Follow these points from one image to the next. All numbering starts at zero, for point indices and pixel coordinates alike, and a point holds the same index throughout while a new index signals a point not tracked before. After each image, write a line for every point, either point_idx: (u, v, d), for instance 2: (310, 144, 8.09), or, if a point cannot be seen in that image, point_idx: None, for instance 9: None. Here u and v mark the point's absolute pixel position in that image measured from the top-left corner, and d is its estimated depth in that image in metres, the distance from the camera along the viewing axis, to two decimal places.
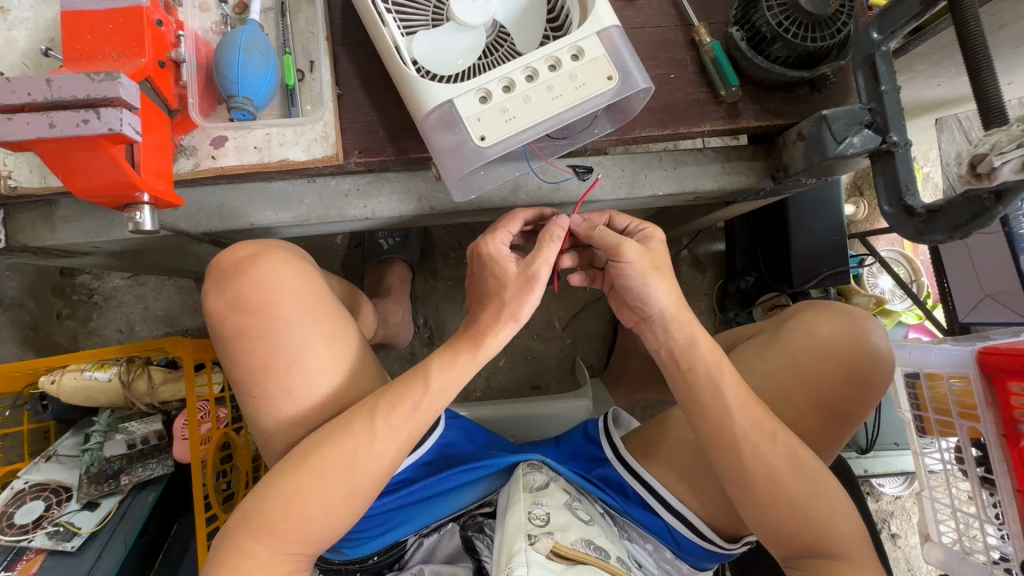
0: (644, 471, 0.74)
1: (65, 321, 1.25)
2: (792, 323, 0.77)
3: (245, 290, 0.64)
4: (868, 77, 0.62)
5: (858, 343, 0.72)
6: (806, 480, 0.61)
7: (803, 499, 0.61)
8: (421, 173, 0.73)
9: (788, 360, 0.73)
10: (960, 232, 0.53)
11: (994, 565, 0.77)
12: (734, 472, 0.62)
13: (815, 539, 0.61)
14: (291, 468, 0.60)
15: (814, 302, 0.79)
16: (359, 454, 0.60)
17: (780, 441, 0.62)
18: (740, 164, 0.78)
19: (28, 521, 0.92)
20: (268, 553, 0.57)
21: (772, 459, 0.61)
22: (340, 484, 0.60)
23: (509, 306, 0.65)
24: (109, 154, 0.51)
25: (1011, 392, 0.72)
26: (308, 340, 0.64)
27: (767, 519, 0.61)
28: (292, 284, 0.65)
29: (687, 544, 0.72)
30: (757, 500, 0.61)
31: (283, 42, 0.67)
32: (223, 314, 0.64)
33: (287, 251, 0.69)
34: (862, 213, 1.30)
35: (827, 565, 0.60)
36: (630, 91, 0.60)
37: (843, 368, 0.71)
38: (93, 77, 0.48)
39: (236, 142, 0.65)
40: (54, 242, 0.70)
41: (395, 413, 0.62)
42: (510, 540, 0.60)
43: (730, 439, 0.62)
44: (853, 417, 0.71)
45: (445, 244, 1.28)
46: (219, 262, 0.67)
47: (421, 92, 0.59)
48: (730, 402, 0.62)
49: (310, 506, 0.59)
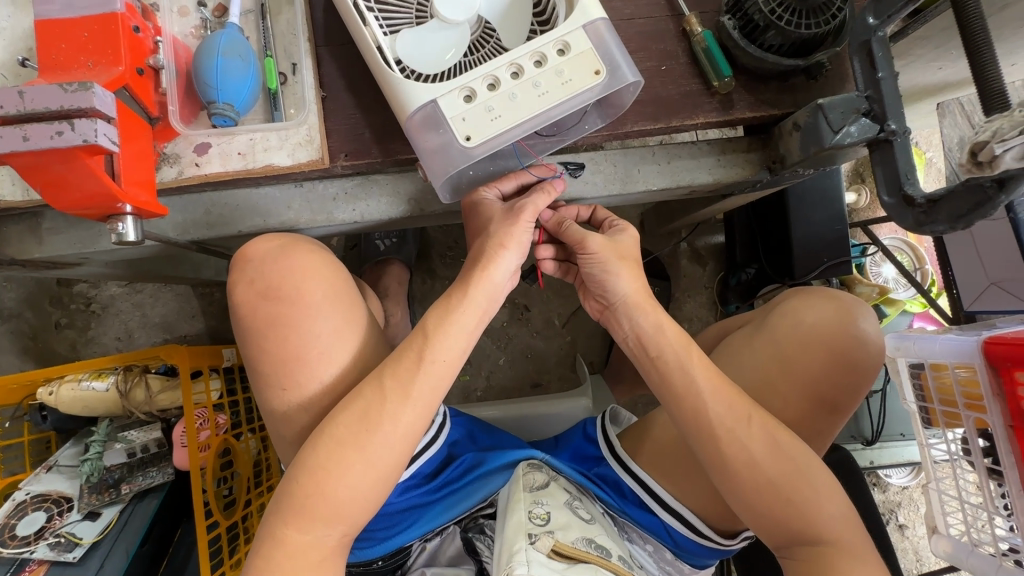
0: (634, 464, 0.74)
1: (64, 331, 1.25)
2: (778, 311, 0.75)
3: (276, 277, 0.63)
4: (864, 63, 0.60)
5: (846, 329, 0.70)
6: (786, 463, 0.59)
7: (787, 484, 0.59)
8: (410, 174, 0.72)
9: (774, 349, 0.72)
10: (963, 222, 0.51)
11: (1003, 557, 0.76)
12: (716, 458, 0.60)
13: (801, 526, 0.58)
14: (312, 442, 0.57)
15: (802, 289, 0.77)
16: (378, 417, 0.57)
17: (756, 424, 0.60)
18: (736, 156, 0.75)
19: (30, 532, 0.92)
20: (302, 536, 0.55)
21: (749, 443, 0.59)
22: (366, 456, 0.57)
23: (500, 236, 0.63)
24: (86, 166, 0.49)
25: (1017, 382, 0.71)
26: (339, 330, 0.64)
27: (752, 507, 0.59)
28: (325, 275, 0.65)
29: (684, 542, 0.72)
30: (739, 485, 0.59)
31: (264, 45, 0.66)
32: (253, 303, 0.63)
33: (313, 244, 0.68)
34: (863, 201, 1.28)
35: (819, 552, 0.58)
36: (618, 85, 0.58)
37: (830, 354, 0.69)
38: (66, 87, 0.47)
39: (220, 149, 0.64)
40: (41, 254, 0.69)
41: (401, 369, 0.59)
42: (510, 540, 0.58)
43: (707, 424, 0.60)
44: (843, 404, 0.70)
45: (442, 243, 1.27)
46: (246, 253, 0.65)
47: (405, 93, 0.58)
48: (701, 388, 0.61)
49: (334, 480, 0.56)
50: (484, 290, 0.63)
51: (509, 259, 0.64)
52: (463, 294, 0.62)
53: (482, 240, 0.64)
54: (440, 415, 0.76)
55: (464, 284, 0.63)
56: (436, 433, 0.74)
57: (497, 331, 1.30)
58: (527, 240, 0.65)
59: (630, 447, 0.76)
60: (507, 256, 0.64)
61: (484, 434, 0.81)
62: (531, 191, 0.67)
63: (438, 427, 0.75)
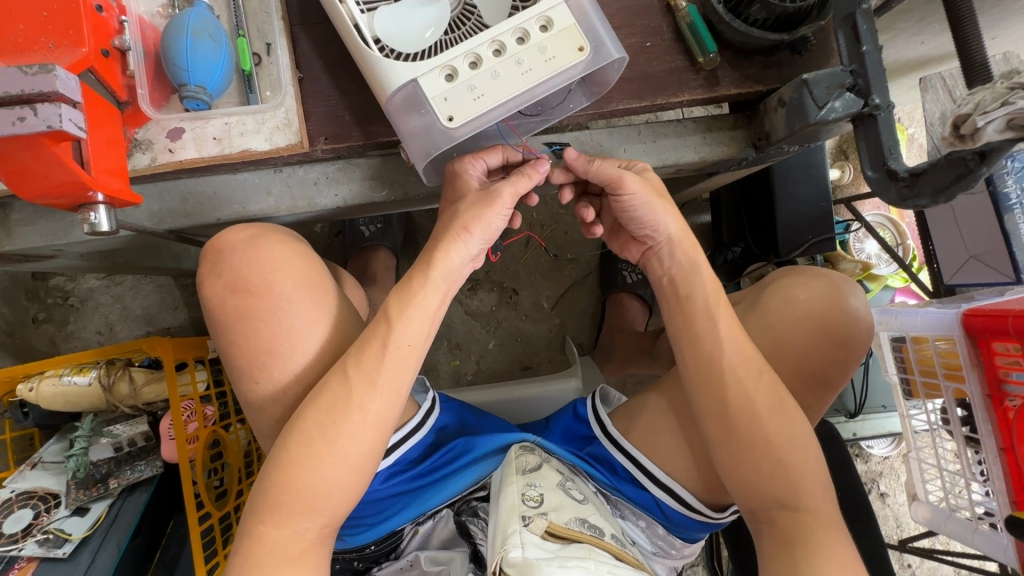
0: (626, 441, 0.74)
1: (42, 326, 1.22)
2: (771, 288, 0.75)
3: (245, 269, 0.62)
4: (849, 37, 0.59)
5: (838, 307, 0.71)
6: (785, 424, 0.62)
7: (783, 445, 0.61)
8: (393, 157, 0.70)
9: (768, 326, 0.72)
10: (944, 196, 0.52)
11: (980, 521, 0.83)
12: (714, 411, 0.63)
13: (787, 488, 0.61)
14: (281, 439, 0.57)
15: (792, 268, 0.77)
16: (345, 407, 0.56)
17: (766, 378, 0.63)
18: (722, 135, 0.75)
19: (17, 530, 0.91)
20: (278, 532, 0.55)
21: (743, 405, 0.62)
22: (334, 448, 0.56)
23: (464, 220, 0.60)
24: (53, 153, 0.48)
25: (995, 352, 0.76)
26: (313, 320, 0.63)
27: (742, 468, 0.62)
28: (295, 265, 0.64)
29: (676, 516, 0.72)
30: (736, 436, 0.62)
31: (236, 24, 0.63)
32: (223, 297, 0.62)
33: (286, 234, 0.67)
34: (847, 177, 1.29)
35: (797, 518, 0.60)
36: (603, 62, 0.57)
37: (820, 332, 0.70)
38: (26, 70, 0.45)
39: (194, 133, 0.62)
40: (11, 247, 0.67)
41: (365, 361, 0.57)
42: (504, 522, 0.58)
43: (720, 372, 0.63)
44: (835, 380, 0.71)
45: (428, 228, 1.26)
46: (213, 244, 0.64)
47: (384, 72, 0.56)
48: (720, 339, 0.64)
49: (306, 478, 0.56)
50: (442, 272, 0.60)
51: (472, 243, 0.61)
52: (424, 278, 0.59)
53: (449, 218, 0.61)
54: (429, 399, 0.76)
55: (424, 268, 0.60)
56: (423, 417, 0.74)
57: (485, 315, 1.30)
58: (496, 227, 0.61)
59: (624, 426, 0.76)
60: (470, 241, 0.60)
61: (474, 415, 0.81)
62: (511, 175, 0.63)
63: (426, 412, 0.75)
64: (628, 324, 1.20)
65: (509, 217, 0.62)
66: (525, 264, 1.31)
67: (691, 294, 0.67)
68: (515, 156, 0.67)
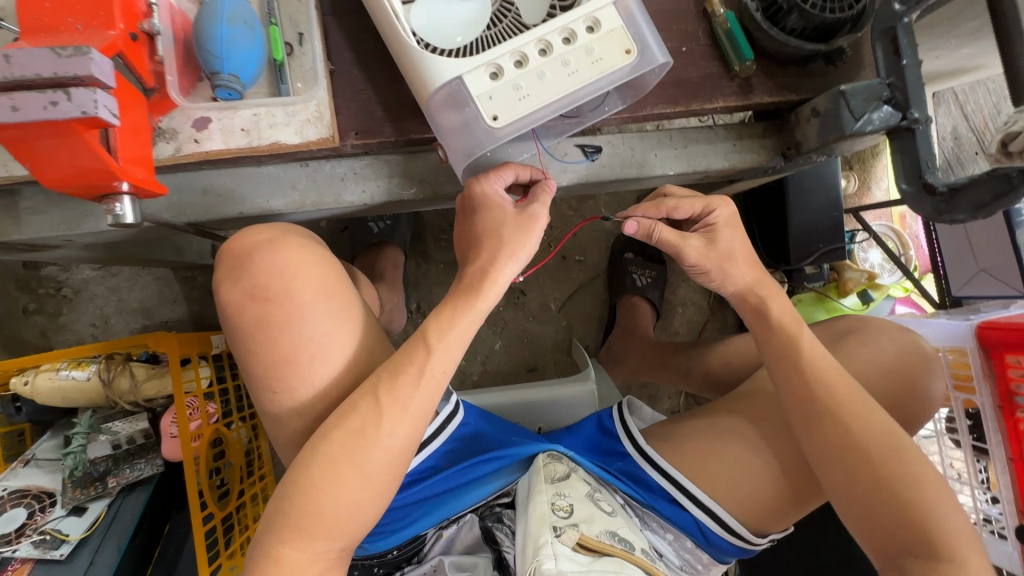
0: (660, 458, 0.74)
1: (33, 317, 1.17)
2: (846, 339, 0.77)
3: (264, 276, 0.59)
4: (887, 50, 0.60)
5: (917, 361, 0.73)
6: (903, 462, 0.59)
7: (906, 486, 0.58)
8: (422, 155, 0.69)
9: (845, 371, 0.73)
10: (984, 212, 0.53)
11: (982, 526, 0.85)
12: (830, 449, 0.61)
13: (920, 532, 0.57)
14: (304, 462, 0.54)
15: (862, 320, 0.79)
16: (374, 432, 0.55)
17: (880, 420, 0.61)
18: (751, 142, 0.75)
19: (10, 530, 0.87)
20: (300, 554, 0.53)
21: (867, 442, 0.60)
22: (360, 472, 0.54)
23: (510, 244, 0.58)
24: (84, 140, 0.45)
25: (1008, 364, 0.77)
26: (332, 331, 0.60)
27: (860, 504, 0.60)
28: (315, 271, 0.61)
29: (714, 537, 0.72)
30: (850, 472, 0.60)
31: (268, 12, 0.61)
32: (241, 305, 0.60)
33: (305, 236, 0.64)
34: (853, 187, 1.31)
35: (935, 565, 0.56)
36: (648, 67, 0.56)
37: (895, 383, 0.71)
38: (59, 51, 0.42)
39: (221, 124, 0.60)
40: (20, 236, 0.64)
41: (399, 385, 0.55)
42: (535, 533, 0.57)
43: (825, 409, 0.62)
44: (907, 428, 0.72)
45: (436, 226, 1.24)
46: (230, 249, 0.62)
47: (426, 69, 0.54)
48: (818, 372, 0.63)
49: (328, 499, 0.54)
50: (488, 297, 0.58)
51: (516, 268, 0.59)
52: (467, 305, 0.58)
53: (491, 241, 0.58)
54: (451, 405, 0.74)
55: (467, 293, 0.58)
56: (445, 421, 0.72)
57: (492, 316, 1.28)
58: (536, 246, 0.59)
59: (658, 445, 0.76)
60: (516, 265, 0.59)
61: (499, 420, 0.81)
62: (529, 191, 0.61)
63: (447, 416, 0.73)
64: (638, 328, 1.19)
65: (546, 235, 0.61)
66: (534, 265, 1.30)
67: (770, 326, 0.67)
68: (526, 175, 0.64)
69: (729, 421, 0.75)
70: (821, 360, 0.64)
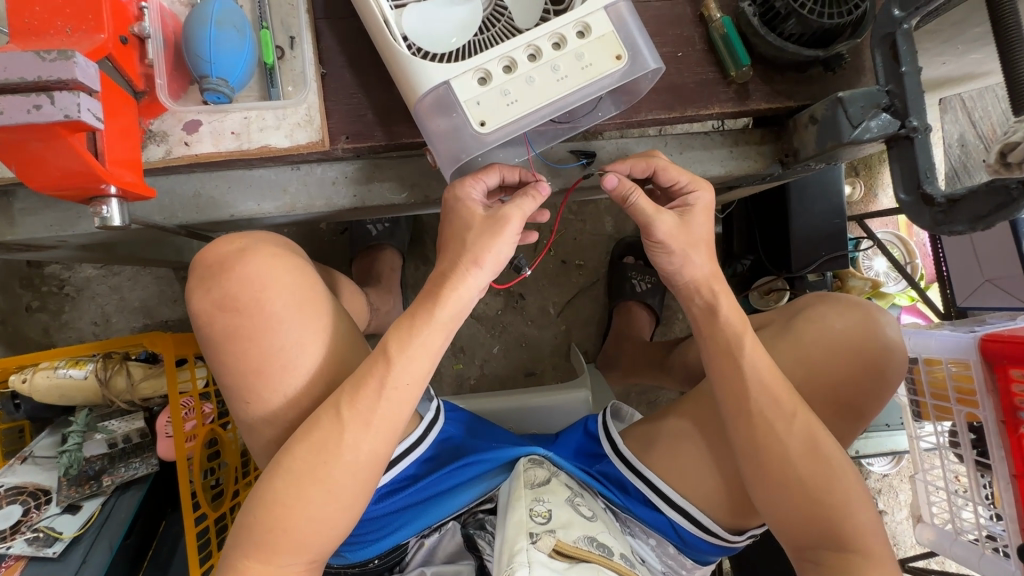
0: (644, 467, 0.73)
1: (36, 314, 1.18)
2: (804, 316, 0.74)
3: (234, 286, 0.59)
4: (886, 56, 0.59)
5: (873, 338, 0.69)
6: (819, 462, 0.60)
7: (819, 485, 0.60)
8: (415, 159, 0.69)
9: (801, 355, 0.71)
10: (983, 223, 0.51)
11: (984, 544, 0.83)
12: (748, 447, 0.62)
13: (830, 527, 0.59)
14: (268, 475, 0.55)
15: (825, 294, 0.76)
16: (337, 448, 0.54)
17: (800, 420, 0.61)
18: (748, 149, 0.74)
19: (5, 526, 0.88)
20: (265, 568, 0.53)
21: (787, 440, 0.61)
22: (325, 486, 0.54)
23: (474, 252, 0.56)
24: (68, 143, 0.45)
25: (1012, 378, 0.75)
26: (304, 342, 0.60)
27: (777, 500, 0.61)
28: (287, 280, 0.61)
29: (692, 539, 0.72)
30: (769, 471, 0.61)
31: (260, 15, 0.61)
32: (210, 315, 0.59)
33: (277, 244, 0.64)
34: (858, 194, 1.29)
35: (845, 559, 0.57)
36: (639, 72, 0.56)
37: (852, 364, 0.69)
38: (43, 55, 0.42)
39: (211, 127, 0.60)
40: (14, 236, 0.64)
41: (360, 399, 0.55)
42: (511, 539, 0.57)
43: (748, 411, 0.62)
44: (866, 410, 0.70)
45: (436, 229, 1.23)
46: (203, 258, 0.62)
47: (415, 73, 0.54)
48: (748, 372, 0.63)
49: (295, 515, 0.53)
50: (451, 308, 0.57)
51: (482, 277, 0.57)
52: (429, 316, 0.57)
53: (456, 251, 0.57)
54: (431, 411, 0.74)
55: (429, 304, 0.57)
56: (425, 431, 0.72)
57: (491, 319, 1.28)
58: (505, 256, 0.58)
59: (639, 451, 0.75)
60: (480, 275, 0.57)
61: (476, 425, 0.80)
62: (514, 194, 0.59)
63: (428, 424, 0.72)
64: (637, 333, 1.18)
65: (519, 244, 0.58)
66: (533, 269, 1.29)
67: (719, 331, 0.65)
68: (514, 176, 0.63)
69: (686, 413, 0.75)
70: (754, 357, 0.63)
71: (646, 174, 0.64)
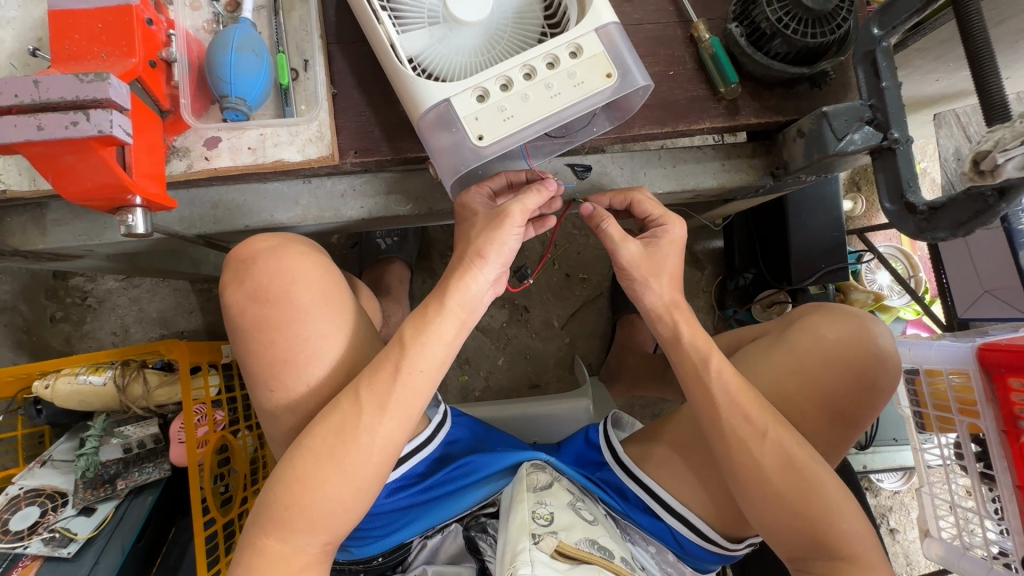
0: (642, 474, 0.74)
1: (59, 324, 1.23)
2: (800, 325, 0.75)
3: (266, 279, 0.62)
4: (868, 73, 0.61)
5: (866, 347, 0.70)
6: (796, 477, 0.60)
7: (799, 499, 0.60)
8: (419, 173, 0.73)
9: (796, 364, 0.72)
10: (964, 229, 0.53)
11: (994, 560, 0.81)
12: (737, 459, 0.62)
13: (814, 536, 0.59)
14: (287, 456, 0.57)
15: (821, 304, 0.78)
16: (354, 429, 0.57)
17: (770, 438, 0.62)
18: (740, 162, 0.77)
19: (24, 527, 0.91)
20: (283, 546, 0.55)
21: (760, 457, 0.61)
22: (340, 470, 0.56)
23: (479, 246, 0.59)
24: (100, 156, 0.49)
25: (1011, 387, 0.75)
26: (329, 334, 0.63)
27: (766, 512, 0.61)
28: (314, 277, 0.64)
29: (691, 547, 0.72)
30: (749, 487, 0.62)
31: (277, 41, 0.66)
32: (243, 306, 0.63)
33: (308, 244, 0.68)
34: (860, 209, 1.30)
35: (835, 566, 0.58)
36: (629, 89, 0.59)
37: (846, 374, 0.70)
38: (81, 77, 0.47)
39: (230, 143, 0.65)
40: (45, 244, 0.69)
41: (377, 381, 0.58)
42: (514, 540, 0.58)
43: (721, 429, 0.63)
44: (860, 418, 0.70)
45: (443, 243, 1.27)
46: (237, 253, 0.65)
47: (419, 92, 0.58)
48: (717, 391, 0.64)
49: (309, 495, 0.55)
50: (460, 299, 0.60)
51: (489, 270, 0.60)
52: (440, 305, 0.60)
53: (463, 249, 0.61)
54: (440, 414, 0.76)
55: (439, 294, 0.60)
56: (433, 432, 0.74)
57: (496, 331, 1.30)
58: (510, 250, 0.60)
59: (639, 459, 0.76)
60: (486, 267, 0.60)
61: (484, 429, 0.82)
62: (523, 191, 0.62)
63: (436, 426, 0.74)
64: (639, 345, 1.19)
65: (523, 237, 0.61)
66: (537, 282, 1.32)
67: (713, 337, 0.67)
68: (521, 177, 0.67)
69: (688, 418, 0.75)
70: (726, 376, 0.65)
71: (622, 207, 0.70)
